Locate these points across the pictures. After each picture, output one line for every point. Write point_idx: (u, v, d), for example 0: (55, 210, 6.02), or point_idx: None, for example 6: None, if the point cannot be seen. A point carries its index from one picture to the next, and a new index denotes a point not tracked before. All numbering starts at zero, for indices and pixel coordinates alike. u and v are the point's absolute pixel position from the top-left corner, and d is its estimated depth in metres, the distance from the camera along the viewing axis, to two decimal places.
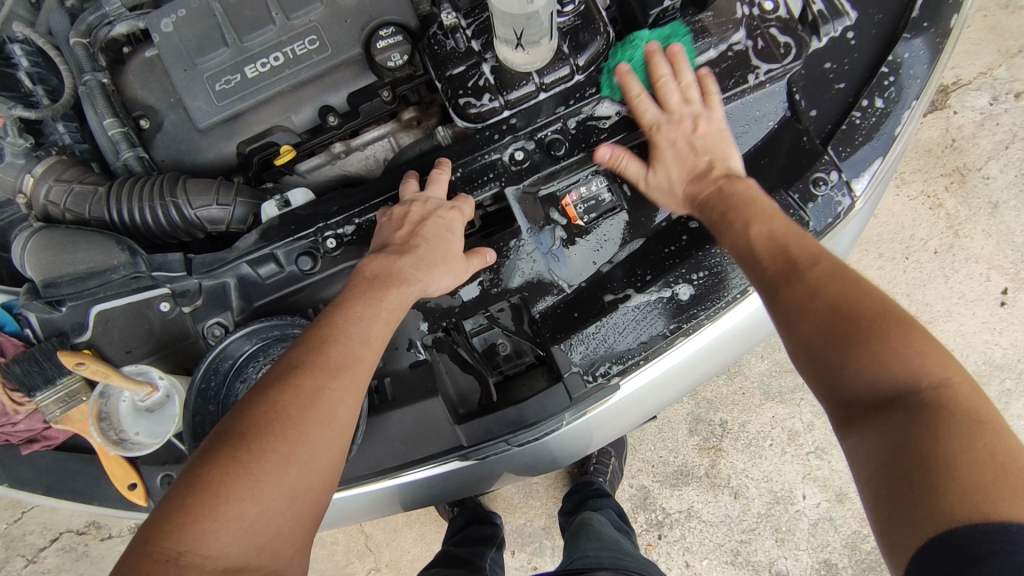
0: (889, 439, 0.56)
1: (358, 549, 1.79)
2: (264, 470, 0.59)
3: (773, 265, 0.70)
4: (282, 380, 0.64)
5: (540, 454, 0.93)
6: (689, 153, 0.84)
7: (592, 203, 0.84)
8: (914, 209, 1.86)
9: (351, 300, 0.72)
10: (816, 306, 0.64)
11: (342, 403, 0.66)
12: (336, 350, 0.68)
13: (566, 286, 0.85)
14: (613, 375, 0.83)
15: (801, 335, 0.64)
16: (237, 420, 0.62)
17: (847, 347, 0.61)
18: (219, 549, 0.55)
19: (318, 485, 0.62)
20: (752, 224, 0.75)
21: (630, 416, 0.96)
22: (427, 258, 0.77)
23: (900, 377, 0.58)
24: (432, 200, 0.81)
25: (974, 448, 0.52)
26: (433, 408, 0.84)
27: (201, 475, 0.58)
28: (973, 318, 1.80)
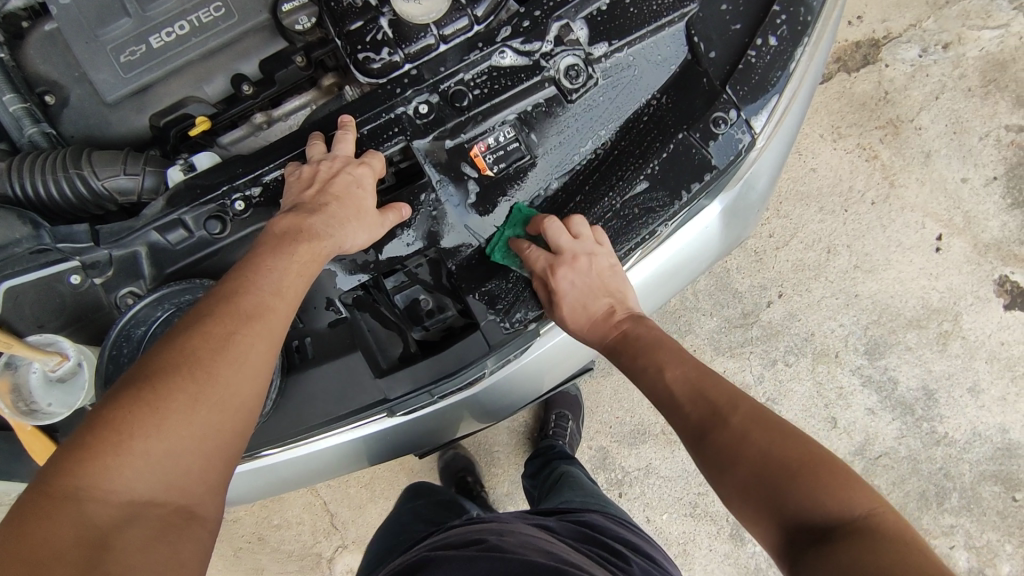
0: (830, 565, 0.60)
1: (324, 527, 1.80)
2: (170, 411, 0.62)
3: (695, 409, 0.76)
4: (192, 327, 0.67)
5: (473, 409, 0.94)
6: (594, 291, 0.86)
7: (501, 152, 0.84)
8: (851, 161, 1.91)
9: (259, 257, 0.73)
10: (746, 453, 0.70)
11: (254, 353, 0.68)
12: (246, 298, 0.70)
13: (479, 238, 0.86)
14: (529, 320, 0.85)
15: (733, 481, 0.70)
16: (149, 364, 0.64)
17: (777, 488, 0.67)
18: (124, 482, 0.60)
19: (229, 429, 0.66)
20: (666, 368, 0.81)
21: (557, 372, 1.00)
22: (340, 215, 0.78)
23: (823, 511, 0.64)
24: (339, 158, 0.80)
25: (907, 563, 0.58)
26: (354, 364, 0.85)
27: (108, 413, 0.61)
28: (911, 265, 1.86)
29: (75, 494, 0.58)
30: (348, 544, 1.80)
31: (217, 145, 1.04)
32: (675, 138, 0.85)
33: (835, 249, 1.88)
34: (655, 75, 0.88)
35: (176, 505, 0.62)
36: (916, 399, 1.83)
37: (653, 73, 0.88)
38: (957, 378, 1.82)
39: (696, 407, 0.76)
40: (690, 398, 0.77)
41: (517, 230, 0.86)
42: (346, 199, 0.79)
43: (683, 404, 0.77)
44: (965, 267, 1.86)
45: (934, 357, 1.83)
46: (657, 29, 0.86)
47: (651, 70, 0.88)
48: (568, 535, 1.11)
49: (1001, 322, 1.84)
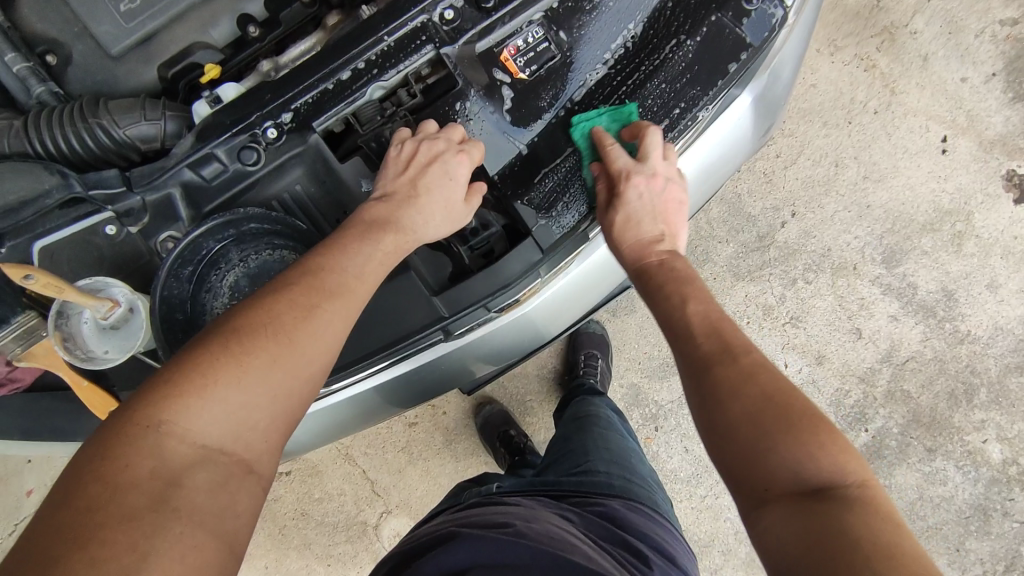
0: (811, 535, 0.56)
1: (367, 495, 1.79)
2: (253, 366, 0.59)
3: (707, 344, 0.72)
4: (280, 290, 0.65)
5: (524, 329, 0.94)
6: (655, 215, 0.85)
7: (532, 54, 0.83)
8: (850, 73, 1.90)
9: (348, 240, 0.72)
10: (747, 391, 0.65)
11: (336, 326, 0.66)
12: (331, 275, 0.68)
13: (521, 145, 0.84)
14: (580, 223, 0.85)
15: (728, 412, 0.65)
16: (235, 318, 0.62)
17: (770, 440, 0.62)
18: (197, 425, 0.56)
19: (298, 396, 0.63)
20: (689, 302, 0.77)
21: (602, 286, 1.01)
22: (428, 210, 0.78)
23: (817, 470, 0.60)
24: (443, 143, 0.79)
25: (889, 539, 0.55)
26: (408, 285, 0.84)
27: (193, 358, 0.58)
28: (919, 170, 1.86)
29: (155, 431, 0.54)
30: (392, 509, 1.79)
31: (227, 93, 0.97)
32: (710, 19, 0.83)
33: (842, 162, 1.87)
34: None
35: (244, 460, 0.58)
36: (937, 302, 1.83)
37: None
38: (974, 277, 1.83)
39: (702, 353, 0.71)
40: (702, 338, 0.73)
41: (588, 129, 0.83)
42: (437, 197, 0.79)
43: (696, 347, 0.72)
44: (973, 165, 1.86)
45: (950, 259, 1.84)
46: None
47: None
48: (585, 530, 0.93)
49: (1013, 216, 1.85)
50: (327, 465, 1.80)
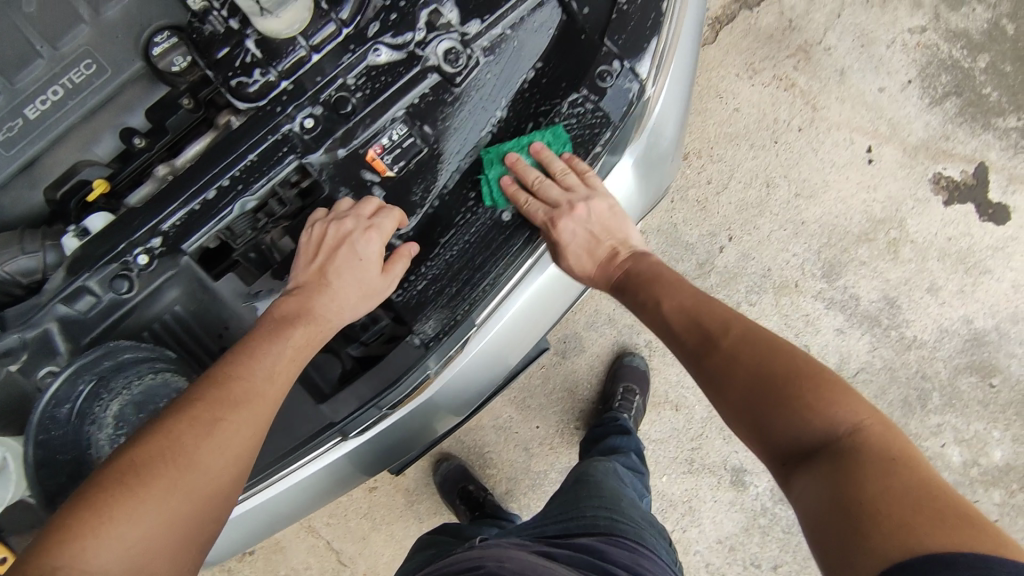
0: (827, 484, 0.66)
1: (333, 567, 1.77)
2: (155, 494, 0.64)
3: (690, 338, 0.87)
4: (181, 410, 0.69)
5: (433, 414, 0.92)
6: (587, 234, 0.94)
7: (398, 150, 0.83)
8: (771, 94, 1.92)
9: (256, 344, 0.75)
10: (742, 371, 0.79)
11: (242, 432, 0.71)
12: (239, 384, 0.72)
13: (396, 241, 0.85)
14: (461, 312, 0.84)
15: (734, 397, 0.79)
16: (137, 446, 0.66)
17: (771, 411, 0.74)
18: (97, 561, 0.61)
19: (209, 506, 0.68)
20: (662, 300, 0.93)
21: (510, 356, 0.94)
22: (340, 295, 0.82)
23: (817, 429, 0.71)
24: (348, 223, 0.81)
25: (887, 488, 0.63)
26: (298, 390, 0.87)
27: (96, 497, 0.62)
28: (848, 183, 1.89)
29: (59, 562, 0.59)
30: None
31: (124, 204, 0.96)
32: (566, 99, 0.85)
33: (773, 182, 1.88)
34: (535, 43, 0.87)
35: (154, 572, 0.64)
36: (880, 311, 1.84)
37: (533, 43, 0.87)
38: (913, 282, 1.85)
39: (701, 344, 0.86)
40: (688, 336, 0.88)
41: (501, 171, 0.86)
42: (345, 278, 0.82)
43: (693, 342, 0.87)
44: (899, 172, 1.89)
45: (887, 267, 1.85)
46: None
47: (532, 39, 0.87)
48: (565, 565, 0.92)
49: (944, 219, 1.88)
50: (290, 540, 1.76)
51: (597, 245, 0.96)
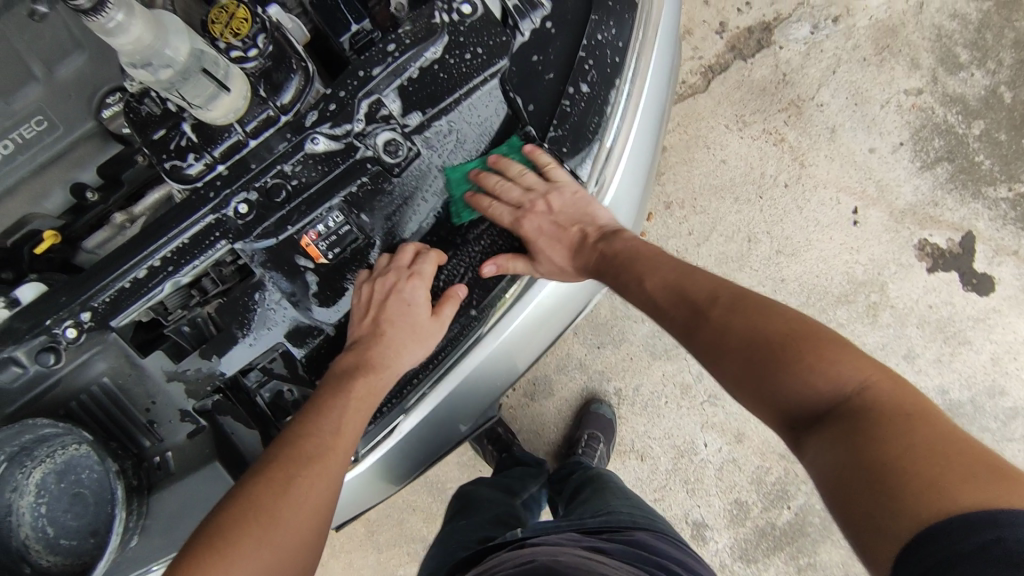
0: (848, 444, 0.61)
1: None
2: (242, 553, 0.67)
3: (678, 312, 0.83)
4: (258, 473, 0.72)
5: (363, 489, 0.95)
6: (553, 228, 0.90)
7: (333, 238, 0.83)
8: (759, 148, 1.82)
9: (324, 401, 0.78)
10: (731, 341, 0.75)
11: (311, 480, 0.74)
12: (309, 442, 0.75)
13: (327, 327, 0.86)
14: (388, 402, 0.87)
15: (729, 373, 0.74)
16: (216, 515, 0.70)
17: (774, 376, 0.69)
18: None
19: (293, 558, 0.71)
20: (645, 279, 0.87)
21: (443, 439, 0.96)
22: (395, 342, 0.83)
23: (827, 387, 0.66)
24: (392, 275, 0.82)
25: (908, 442, 0.58)
26: (218, 472, 0.84)
27: (184, 566, 0.65)
28: (830, 243, 1.80)
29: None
30: None
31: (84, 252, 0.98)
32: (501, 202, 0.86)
33: (754, 237, 1.80)
34: (478, 141, 0.86)
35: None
36: None
37: (476, 140, 0.86)
38: (893, 347, 1.77)
39: (693, 310, 0.81)
40: (676, 304, 0.84)
41: (466, 188, 0.86)
42: (400, 322, 0.82)
43: (684, 310, 0.82)
44: (886, 237, 1.79)
45: (865, 332, 1.77)
46: (470, 92, 0.84)
47: (476, 135, 0.86)
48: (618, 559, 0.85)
49: (926, 285, 1.78)
50: None
51: (565, 230, 0.91)
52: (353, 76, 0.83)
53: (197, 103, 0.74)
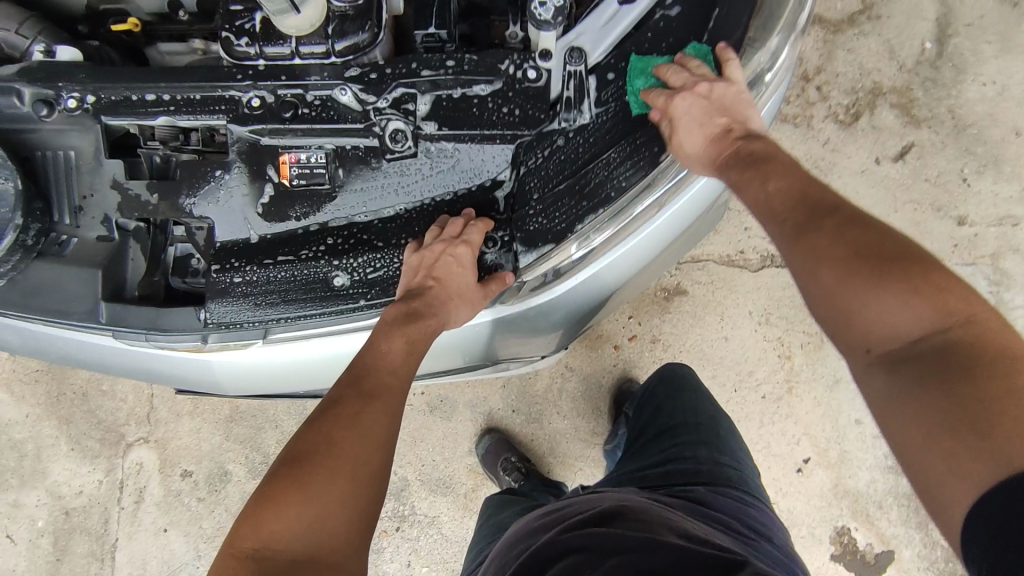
0: (919, 399, 0.62)
1: (139, 415, 1.96)
2: (308, 484, 0.76)
3: (792, 215, 0.77)
4: (325, 412, 0.82)
5: (203, 372, 1.02)
6: (707, 106, 0.85)
7: (307, 170, 0.91)
8: (765, 349, 1.88)
9: (381, 341, 0.87)
10: (838, 249, 0.71)
11: (371, 415, 0.82)
12: (370, 381, 0.85)
13: (253, 233, 0.93)
14: (249, 322, 0.91)
15: (820, 285, 0.72)
16: (291, 447, 0.80)
17: (866, 291, 0.68)
18: (288, 533, 0.73)
19: (354, 484, 0.78)
20: (770, 179, 0.81)
21: (291, 381, 1.04)
22: (449, 293, 0.89)
23: (906, 330, 0.66)
24: (440, 241, 0.87)
25: (1000, 384, 0.59)
26: (91, 279, 0.92)
27: (265, 491, 0.76)
28: (766, 470, 1.84)
29: (260, 566, 0.71)
30: (150, 439, 1.95)
31: (156, 49, 1.11)
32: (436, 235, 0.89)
33: None
34: (466, 176, 0.91)
35: (338, 556, 0.74)
36: None
37: (463, 174, 0.91)
38: None
39: (789, 209, 0.78)
40: (791, 209, 0.78)
41: (647, 80, 0.90)
42: (450, 286, 0.89)
43: (781, 210, 0.78)
44: (815, 500, 1.79)
45: None
46: (486, 138, 0.90)
47: (468, 171, 0.91)
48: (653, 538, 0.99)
49: (820, 564, 1.78)
50: None
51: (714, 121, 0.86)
52: (404, 64, 0.91)
53: (269, 11, 0.84)
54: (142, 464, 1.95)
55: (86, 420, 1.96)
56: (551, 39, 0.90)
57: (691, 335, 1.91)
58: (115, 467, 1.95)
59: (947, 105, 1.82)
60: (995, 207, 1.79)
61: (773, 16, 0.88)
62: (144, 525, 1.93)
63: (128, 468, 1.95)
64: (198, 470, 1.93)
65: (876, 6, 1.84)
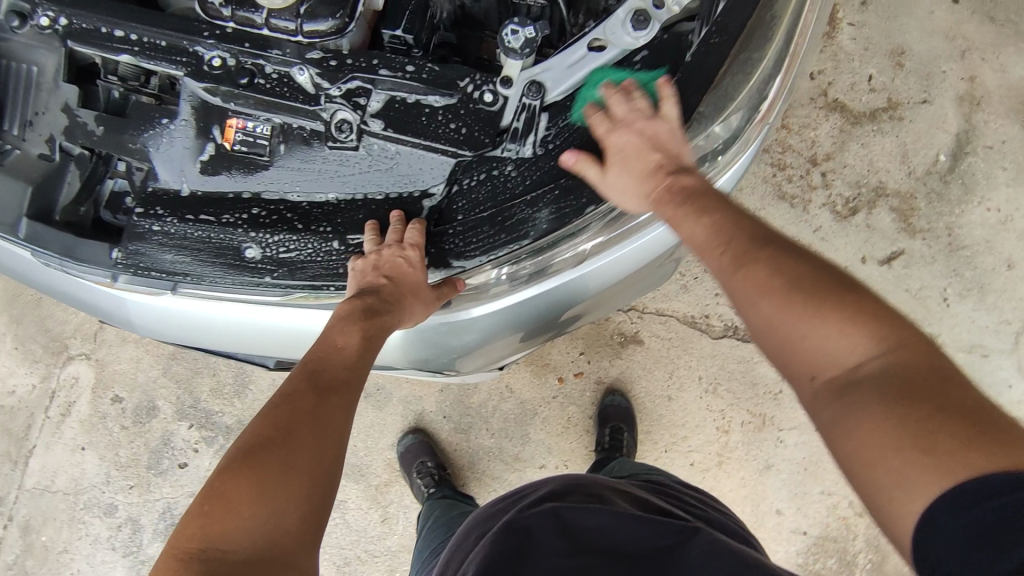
0: (875, 420, 0.59)
1: (86, 332, 1.98)
2: (267, 478, 0.69)
3: (726, 249, 0.72)
4: (279, 404, 0.77)
5: (116, 309, 1.04)
6: (642, 144, 0.83)
7: (249, 139, 0.92)
8: (704, 418, 1.87)
9: (334, 338, 0.86)
10: (775, 282, 0.67)
11: (329, 411, 0.78)
12: (326, 374, 0.81)
13: (183, 188, 0.93)
14: (160, 272, 0.92)
15: (761, 310, 0.67)
16: (242, 442, 0.73)
17: (801, 320, 0.65)
18: (243, 533, 0.66)
19: (316, 477, 0.72)
20: (706, 213, 0.76)
21: (200, 338, 1.05)
22: (401, 297, 0.88)
23: (851, 357, 0.63)
24: (386, 244, 0.88)
25: (930, 415, 0.57)
26: (16, 193, 0.92)
27: (215, 489, 0.68)
28: None
29: (208, 568, 0.63)
30: (91, 357, 1.97)
31: None
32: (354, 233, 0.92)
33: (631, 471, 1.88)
34: (401, 181, 0.92)
35: (296, 563, 0.67)
36: None
37: (399, 178, 0.92)
38: None
39: (727, 231, 0.73)
40: (727, 238, 0.73)
41: (593, 99, 0.89)
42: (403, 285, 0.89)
43: (718, 232, 0.74)
44: None
45: None
46: (428, 148, 0.90)
47: (404, 176, 0.91)
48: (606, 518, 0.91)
49: None
50: None
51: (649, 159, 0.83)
52: (368, 58, 0.92)
53: None
54: (77, 379, 1.97)
55: (36, 324, 1.99)
56: (516, 68, 0.91)
57: (637, 386, 1.90)
58: (52, 375, 1.97)
59: (946, 223, 1.78)
60: (967, 335, 1.76)
61: (727, 98, 0.87)
62: (63, 438, 1.95)
63: (63, 380, 1.97)
64: (129, 398, 1.95)
65: (901, 107, 1.79)
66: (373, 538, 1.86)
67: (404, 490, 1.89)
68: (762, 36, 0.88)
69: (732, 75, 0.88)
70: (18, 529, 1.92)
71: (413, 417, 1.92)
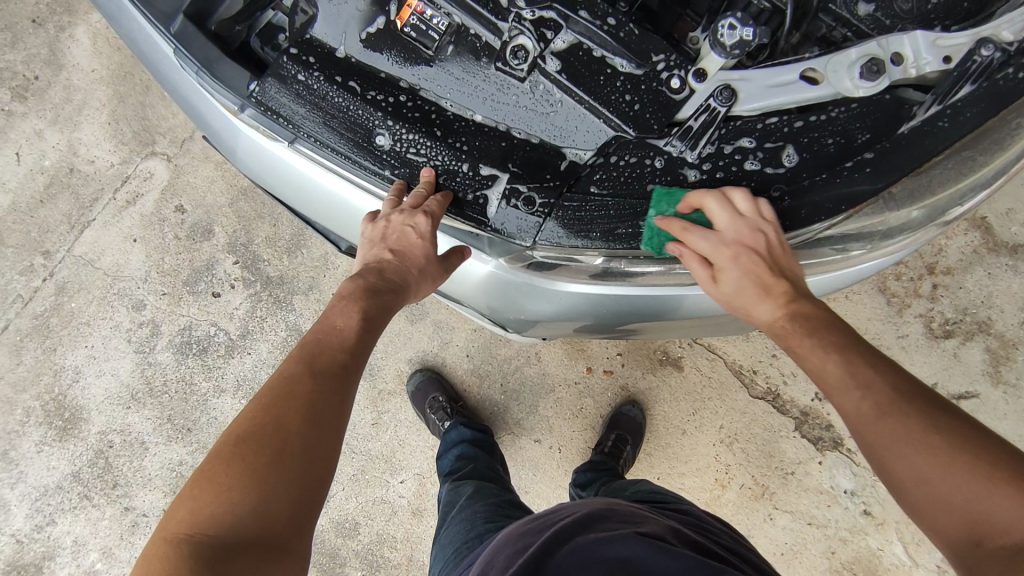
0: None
1: (176, 136, 1.97)
2: (261, 461, 0.67)
3: (835, 363, 0.73)
4: (274, 386, 0.74)
5: (228, 137, 1.03)
6: (746, 267, 0.80)
7: (421, 27, 0.87)
8: (707, 464, 1.81)
9: (335, 316, 0.83)
10: (877, 394, 0.70)
11: (327, 392, 0.74)
12: (324, 356, 0.78)
13: (338, 49, 0.89)
14: (283, 118, 0.88)
15: (857, 416, 0.70)
16: (234, 425, 0.70)
17: (885, 433, 0.68)
18: (233, 517, 0.63)
19: (311, 457, 0.69)
20: (805, 329, 0.76)
21: (292, 196, 1.04)
22: (404, 265, 0.88)
23: (1018, 525, 0.61)
24: (395, 216, 0.87)
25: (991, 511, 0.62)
26: None
27: (204, 468, 0.66)
28: None
29: (197, 550, 0.61)
30: (170, 159, 1.97)
31: None
32: (484, 165, 0.86)
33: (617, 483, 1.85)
34: (552, 129, 0.86)
35: (289, 538, 0.64)
36: None
37: (551, 127, 0.86)
38: None
39: (874, 368, 0.71)
40: (830, 352, 0.74)
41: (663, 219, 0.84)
42: (410, 256, 0.88)
43: (859, 368, 0.71)
44: None
45: None
46: (593, 109, 0.85)
47: (558, 126, 0.86)
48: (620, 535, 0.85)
49: None
50: None
51: (770, 287, 0.80)
52: None
53: None
54: (151, 175, 1.96)
55: (131, 106, 1.98)
56: (715, 65, 0.84)
57: (658, 408, 1.85)
58: (132, 162, 1.96)
59: None
60: None
61: (928, 190, 0.83)
62: (121, 223, 1.94)
63: (139, 172, 1.96)
64: (192, 214, 1.94)
65: None
66: (359, 435, 1.89)
67: (402, 405, 1.90)
68: (996, 142, 0.82)
69: (944, 168, 0.83)
70: (54, 287, 1.94)
71: (439, 344, 1.92)
